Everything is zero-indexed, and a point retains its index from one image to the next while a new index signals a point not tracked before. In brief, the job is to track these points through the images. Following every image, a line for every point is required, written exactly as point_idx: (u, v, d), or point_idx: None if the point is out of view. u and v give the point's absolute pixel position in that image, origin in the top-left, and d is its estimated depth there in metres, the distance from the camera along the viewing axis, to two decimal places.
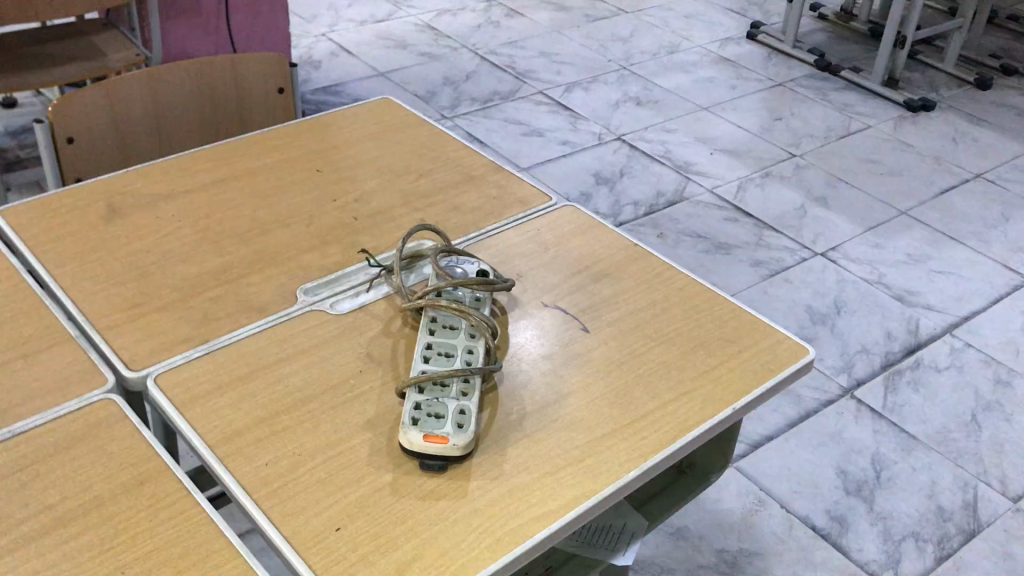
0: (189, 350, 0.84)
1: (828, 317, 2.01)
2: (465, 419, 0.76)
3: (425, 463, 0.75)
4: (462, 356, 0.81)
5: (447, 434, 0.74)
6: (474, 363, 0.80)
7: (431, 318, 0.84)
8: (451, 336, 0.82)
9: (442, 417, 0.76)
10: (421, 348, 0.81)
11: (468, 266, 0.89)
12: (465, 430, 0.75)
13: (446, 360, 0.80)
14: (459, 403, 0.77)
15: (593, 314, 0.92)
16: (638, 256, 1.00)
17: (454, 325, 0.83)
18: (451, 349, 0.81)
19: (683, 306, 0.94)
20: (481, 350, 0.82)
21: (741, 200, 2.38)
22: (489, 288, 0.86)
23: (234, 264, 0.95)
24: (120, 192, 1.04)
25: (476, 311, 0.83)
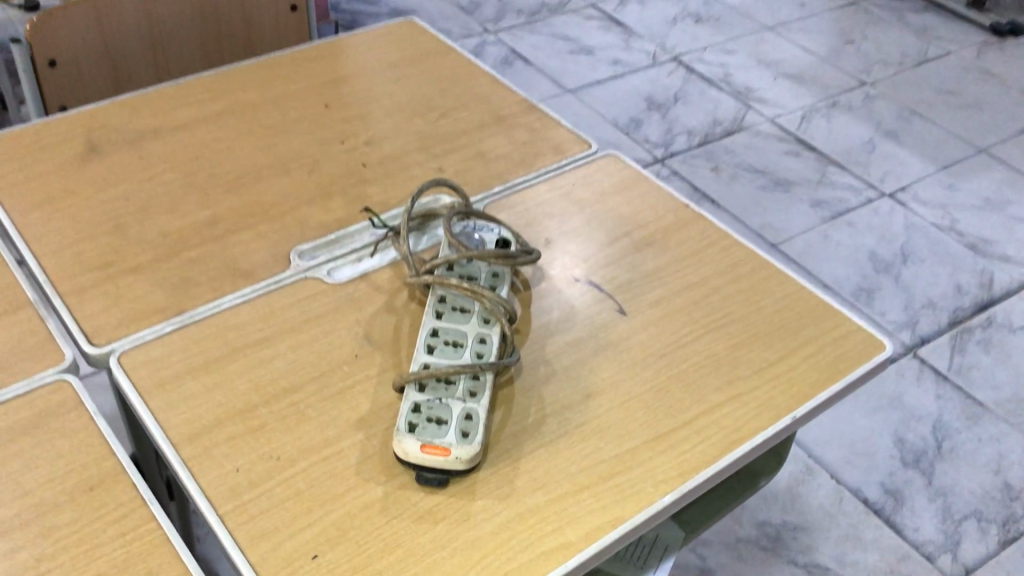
0: (160, 323, 0.73)
1: (892, 266, 1.85)
2: (472, 426, 0.64)
3: (423, 479, 0.63)
4: (473, 346, 0.69)
5: (449, 445, 0.63)
6: (487, 357, 0.68)
7: (440, 297, 0.72)
8: (462, 321, 0.70)
9: (445, 423, 0.64)
10: (426, 335, 0.69)
11: (488, 232, 0.77)
12: (471, 440, 0.63)
13: (453, 351, 0.68)
14: (465, 405, 0.65)
15: (631, 292, 0.79)
16: (688, 218, 0.87)
17: (465, 307, 0.71)
18: (460, 338, 0.69)
19: (738, 286, 0.80)
20: (496, 339, 0.69)
21: (804, 131, 2.20)
22: (510, 262, 0.73)
23: (221, 216, 0.83)
24: (102, 126, 0.92)
25: (491, 292, 0.70)
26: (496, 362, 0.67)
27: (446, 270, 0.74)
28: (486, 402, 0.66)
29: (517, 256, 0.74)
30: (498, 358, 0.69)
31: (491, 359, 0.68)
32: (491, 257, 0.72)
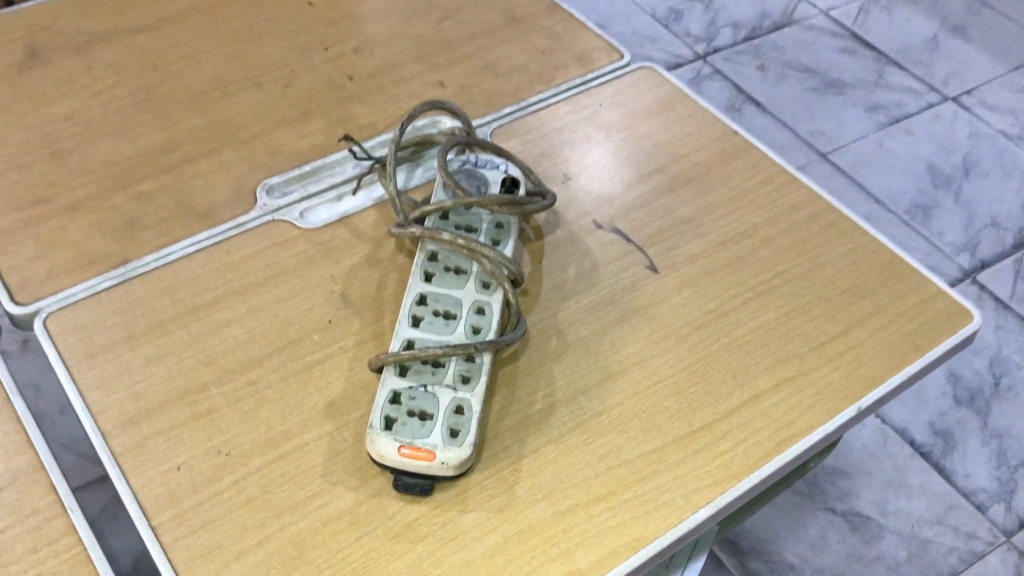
0: (96, 277, 0.61)
1: (953, 179, 1.68)
2: (462, 423, 0.52)
3: (403, 486, 0.52)
4: (468, 318, 0.56)
5: (433, 448, 0.51)
6: (485, 332, 0.55)
7: (430, 254, 0.59)
8: (456, 285, 0.57)
9: (430, 418, 0.52)
10: (411, 303, 0.57)
11: (492, 169, 0.63)
12: (461, 441, 0.51)
13: (444, 325, 0.56)
14: (456, 395, 0.53)
15: (664, 242, 0.65)
16: (735, 149, 0.72)
17: (460, 267, 0.58)
18: (453, 308, 0.56)
19: (793, 237, 0.66)
20: (497, 309, 0.57)
21: (861, 26, 2.00)
22: (517, 209, 0.60)
23: (178, 140, 0.70)
24: (46, 25, 0.79)
25: (492, 250, 0.57)
26: (495, 340, 0.54)
27: (440, 219, 0.60)
28: (481, 391, 0.54)
29: (526, 203, 0.61)
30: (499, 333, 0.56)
31: (490, 335, 0.55)
32: (494, 203, 0.59)
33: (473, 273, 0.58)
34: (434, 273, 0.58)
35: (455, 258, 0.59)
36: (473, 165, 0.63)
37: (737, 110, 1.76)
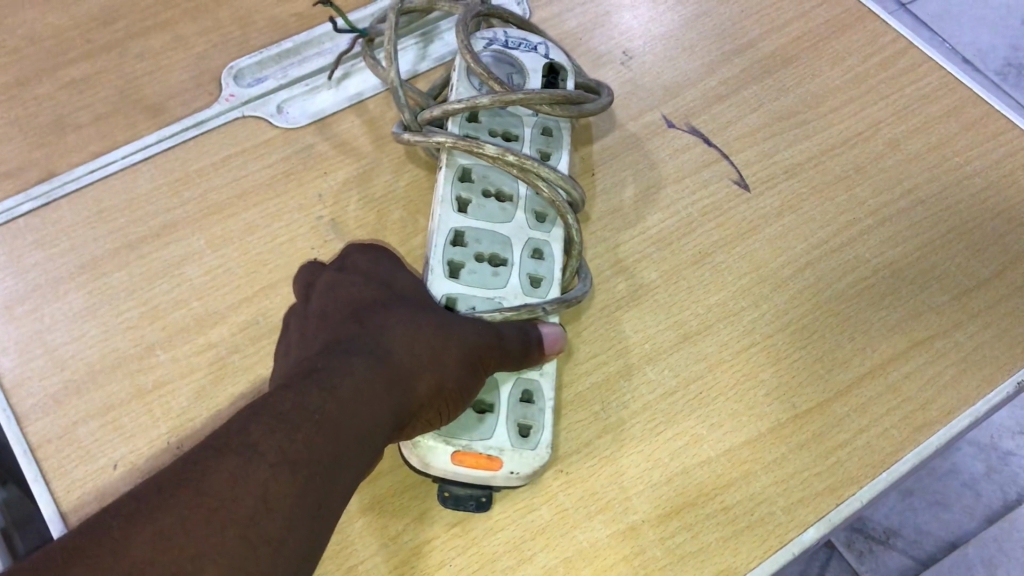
0: (12, 198, 0.46)
1: None
2: (533, 417, 0.39)
3: (454, 501, 0.38)
4: (522, 266, 0.42)
5: (502, 455, 0.38)
6: (546, 285, 0.42)
7: (462, 171, 0.44)
8: (502, 216, 0.43)
9: (491, 412, 0.39)
10: (442, 243, 0.42)
11: (529, 51, 0.47)
12: (534, 443, 0.38)
13: (489, 276, 0.42)
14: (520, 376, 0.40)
15: (757, 148, 0.50)
16: (846, 19, 0.55)
17: (503, 190, 0.44)
18: (500, 250, 0.42)
19: (927, 138, 0.50)
20: (558, 250, 0.43)
21: None
22: (571, 109, 0.44)
23: (123, 6, 0.54)
24: None
25: (552, 170, 0.42)
26: (563, 296, 0.41)
27: (467, 121, 0.45)
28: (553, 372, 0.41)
29: (583, 102, 0.45)
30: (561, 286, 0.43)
31: (553, 288, 0.42)
32: (542, 102, 0.43)
33: (521, 200, 0.44)
34: (470, 199, 0.43)
35: (496, 176, 0.44)
36: (503, 44, 0.47)
37: None
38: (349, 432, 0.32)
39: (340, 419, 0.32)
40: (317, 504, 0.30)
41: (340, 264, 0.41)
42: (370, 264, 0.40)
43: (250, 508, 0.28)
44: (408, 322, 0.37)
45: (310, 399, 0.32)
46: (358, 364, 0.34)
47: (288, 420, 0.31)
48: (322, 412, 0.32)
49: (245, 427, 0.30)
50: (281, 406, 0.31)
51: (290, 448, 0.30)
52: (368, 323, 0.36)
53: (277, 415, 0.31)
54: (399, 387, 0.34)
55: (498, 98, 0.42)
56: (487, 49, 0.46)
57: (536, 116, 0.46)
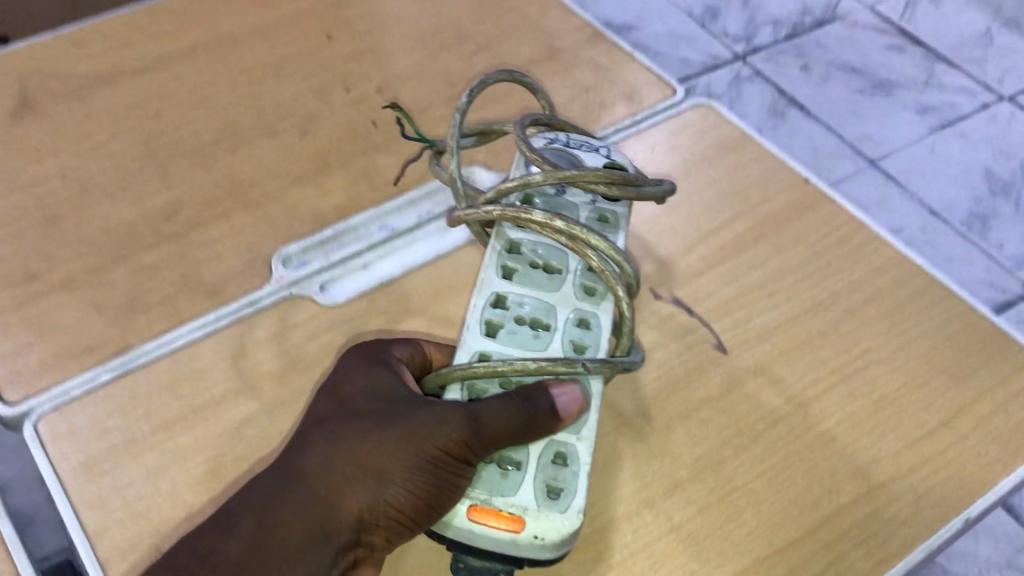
0: (91, 368, 0.54)
1: (1011, 187, 1.57)
2: (561, 482, 0.43)
3: (469, 572, 0.44)
4: (564, 331, 0.48)
5: (523, 515, 0.41)
6: (589, 351, 0.47)
7: (511, 244, 0.50)
8: (546, 287, 0.49)
9: (522, 476, 0.42)
10: (483, 305, 0.48)
11: (589, 150, 0.53)
12: (559, 506, 0.42)
13: (532, 339, 0.47)
14: (557, 439, 0.44)
15: (734, 317, 0.58)
16: (806, 201, 0.64)
17: (553, 264, 0.50)
18: (544, 316, 0.48)
19: (880, 306, 0.58)
20: (605, 321, 0.48)
21: (910, 20, 1.84)
22: (629, 191, 0.50)
23: (185, 201, 0.63)
24: (41, 72, 0.71)
25: (604, 240, 0.47)
26: (609, 359, 0.45)
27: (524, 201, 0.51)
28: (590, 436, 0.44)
29: (639, 186, 0.50)
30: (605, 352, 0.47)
31: (597, 355, 0.47)
32: (599, 181, 0.49)
33: (571, 274, 0.49)
34: (517, 269, 0.49)
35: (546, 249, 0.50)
36: (564, 143, 0.53)
37: (780, 115, 1.64)
38: (265, 561, 0.40)
39: (254, 555, 0.40)
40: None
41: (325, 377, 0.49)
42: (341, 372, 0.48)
43: None
44: (339, 441, 0.43)
45: (228, 539, 0.41)
46: (273, 496, 0.42)
47: (205, 565, 0.40)
48: (221, 555, 0.40)
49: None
50: (201, 554, 0.40)
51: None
52: (309, 442, 0.43)
53: (188, 567, 0.40)
54: (320, 506, 0.42)
55: (552, 173, 0.48)
56: (550, 147, 0.53)
57: (592, 206, 0.52)
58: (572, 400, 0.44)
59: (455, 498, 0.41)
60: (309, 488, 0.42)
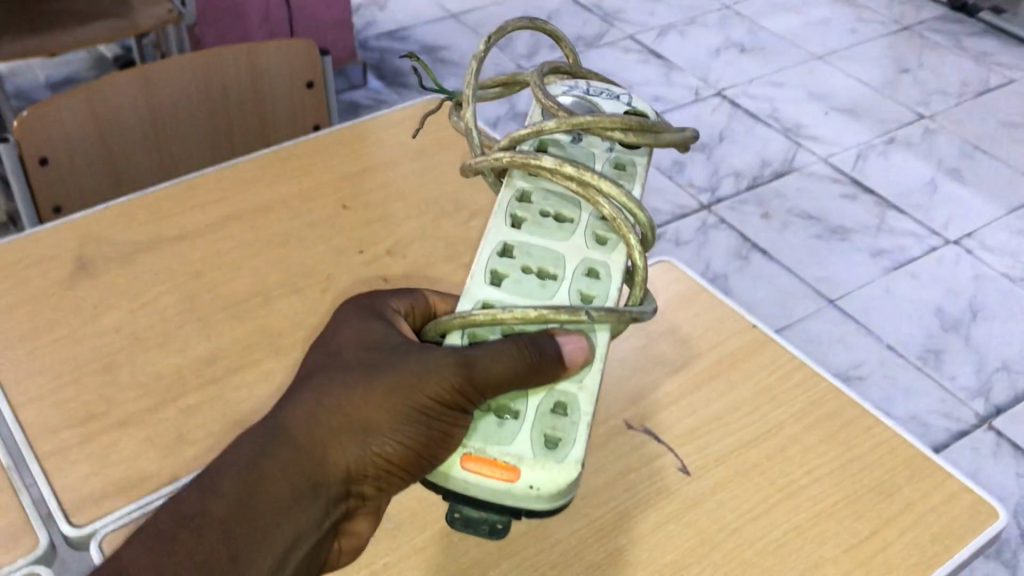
0: (148, 495, 0.63)
1: (960, 325, 1.68)
2: (558, 434, 0.50)
3: (464, 524, 0.50)
4: (573, 278, 0.54)
5: (519, 464, 0.48)
6: (597, 299, 0.53)
7: (522, 193, 0.56)
8: (555, 234, 0.55)
9: (522, 429, 0.50)
10: (492, 255, 0.54)
11: (609, 97, 0.57)
12: (554, 457, 0.48)
13: (541, 287, 0.53)
14: (561, 389, 0.51)
15: (695, 443, 0.68)
16: (755, 342, 0.75)
17: (564, 214, 0.56)
18: (551, 266, 0.54)
19: (819, 433, 0.69)
20: (614, 271, 0.54)
21: (861, 172, 2.01)
22: (646, 137, 0.54)
23: (223, 350, 0.73)
24: (95, 238, 0.82)
25: (615, 186, 0.52)
26: (615, 308, 0.51)
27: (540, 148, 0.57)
28: (590, 390, 0.52)
29: (657, 130, 0.54)
30: (613, 299, 0.53)
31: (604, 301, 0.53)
32: (616, 127, 0.54)
33: (581, 224, 0.55)
34: (526, 218, 0.55)
35: (556, 200, 0.56)
36: (584, 90, 0.58)
37: (744, 258, 1.78)
38: (260, 510, 0.48)
39: (255, 500, 0.48)
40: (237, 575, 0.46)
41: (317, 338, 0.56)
42: (331, 337, 0.55)
43: None
44: (332, 397, 0.50)
45: (233, 487, 0.48)
46: (261, 453, 0.49)
47: (211, 507, 0.47)
48: (227, 499, 0.47)
49: (181, 522, 0.47)
50: (207, 501, 0.47)
51: (196, 545, 0.46)
52: (303, 398, 0.51)
53: (183, 521, 0.47)
54: (310, 462, 0.49)
55: (564, 120, 0.53)
56: (569, 96, 0.57)
57: (610, 154, 0.57)
58: (580, 349, 0.51)
59: (450, 450, 0.49)
60: (296, 444, 0.49)
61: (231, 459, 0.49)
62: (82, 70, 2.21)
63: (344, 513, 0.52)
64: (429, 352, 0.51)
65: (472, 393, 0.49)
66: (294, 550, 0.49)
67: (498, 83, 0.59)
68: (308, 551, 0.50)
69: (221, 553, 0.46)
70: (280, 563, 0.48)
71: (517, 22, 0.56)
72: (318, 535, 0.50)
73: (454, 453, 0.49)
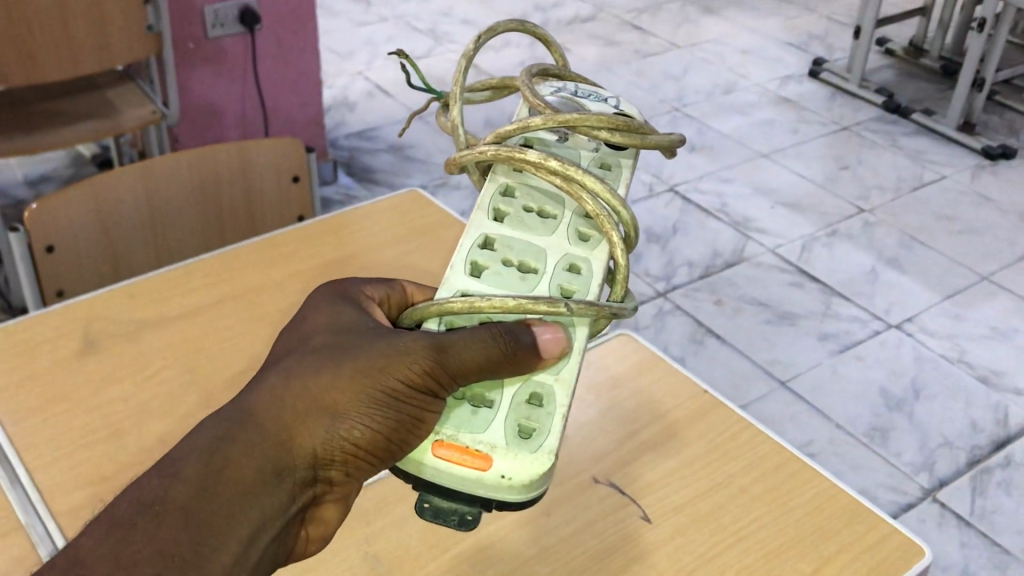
0: None
1: (904, 402, 1.77)
2: (531, 427, 0.54)
3: (434, 513, 0.53)
4: (554, 273, 0.57)
5: (491, 452, 0.52)
6: (577, 293, 0.57)
7: (505, 189, 0.61)
8: (536, 231, 0.59)
9: (496, 422, 0.54)
10: (473, 247, 0.59)
11: (597, 100, 0.61)
12: (524, 447, 0.52)
13: (524, 279, 0.57)
14: (538, 381, 0.56)
15: (654, 495, 0.75)
16: (707, 406, 0.84)
17: (548, 211, 0.60)
18: (534, 260, 0.58)
19: (766, 484, 0.76)
20: (594, 266, 0.58)
21: (807, 261, 2.13)
22: (634, 138, 0.58)
23: None
24: (100, 318, 0.89)
25: (598, 182, 0.56)
26: (596, 302, 0.54)
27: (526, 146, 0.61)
28: (566, 382, 0.56)
29: (644, 133, 0.59)
30: (593, 293, 0.57)
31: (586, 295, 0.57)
32: (604, 126, 0.58)
33: (565, 221, 0.60)
34: (509, 213, 0.60)
35: (538, 198, 0.60)
36: (572, 92, 0.62)
37: (699, 342, 1.88)
38: (225, 492, 0.49)
39: (222, 480, 0.50)
40: (203, 559, 0.47)
41: (283, 339, 0.59)
42: (297, 337, 0.59)
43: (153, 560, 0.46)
44: (299, 387, 0.54)
45: (202, 468, 0.49)
46: (225, 438, 0.51)
47: (178, 487, 0.48)
48: (193, 479, 0.49)
49: (147, 500, 0.48)
50: (173, 482, 0.49)
51: (158, 531, 0.47)
52: (270, 386, 0.54)
53: (144, 506, 0.47)
54: (274, 446, 0.52)
55: (551, 116, 0.57)
56: (558, 97, 0.61)
57: (596, 154, 0.61)
58: (557, 340, 0.55)
59: (422, 437, 0.53)
60: (259, 429, 0.52)
61: (198, 445, 0.51)
62: (61, 168, 2.29)
63: (309, 501, 0.54)
64: (394, 339, 0.56)
65: (442, 376, 0.53)
66: (260, 536, 0.50)
67: (489, 86, 0.63)
68: (272, 538, 0.51)
69: (185, 538, 0.47)
70: (246, 549, 0.49)
71: (509, 24, 0.61)
72: (283, 520, 0.52)
73: (427, 438, 0.53)
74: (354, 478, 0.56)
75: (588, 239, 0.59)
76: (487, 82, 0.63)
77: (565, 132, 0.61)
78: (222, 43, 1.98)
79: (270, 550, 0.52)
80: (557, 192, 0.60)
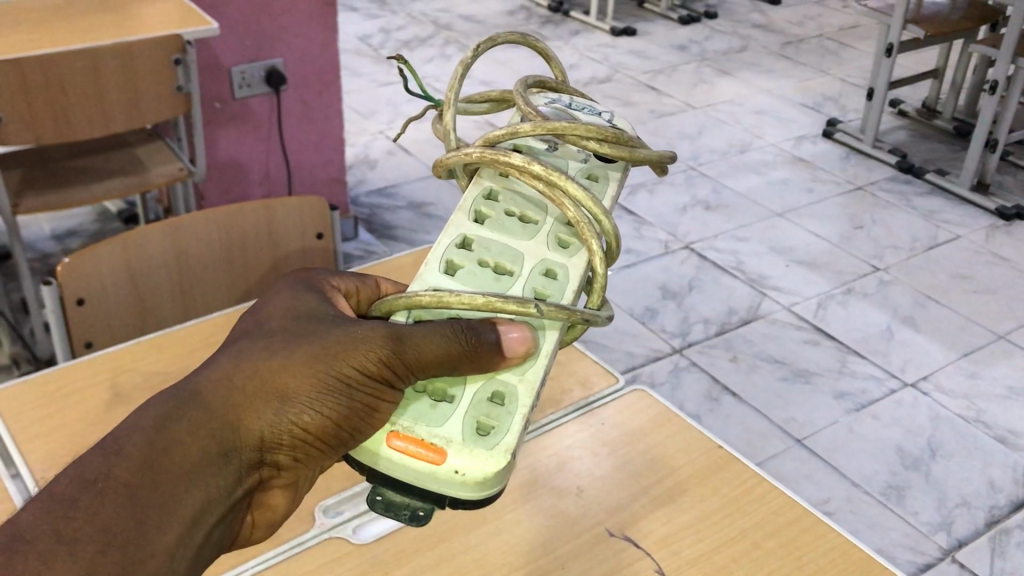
0: None
1: (921, 462, 1.77)
2: (489, 424, 0.55)
3: (385, 507, 0.54)
4: (529, 276, 0.59)
5: (446, 447, 0.53)
6: (552, 298, 0.59)
7: (488, 193, 0.63)
8: (516, 234, 0.62)
9: (456, 416, 0.55)
10: (451, 246, 0.61)
11: (590, 113, 0.65)
12: (482, 443, 0.53)
13: (499, 280, 0.59)
14: (502, 380, 0.57)
15: (669, 548, 0.76)
16: (721, 461, 0.85)
17: (531, 218, 0.63)
18: (511, 264, 0.60)
19: (779, 540, 0.77)
20: (571, 273, 0.60)
21: (822, 319, 2.14)
22: (621, 149, 0.61)
23: None
24: (127, 370, 0.91)
25: (579, 190, 0.58)
26: (567, 307, 0.55)
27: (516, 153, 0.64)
28: (530, 381, 0.57)
29: (633, 144, 0.61)
30: (568, 298, 0.59)
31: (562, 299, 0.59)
32: (592, 136, 0.60)
33: (546, 228, 0.62)
34: (491, 216, 0.63)
35: (520, 203, 0.63)
36: (567, 105, 0.65)
37: (715, 400, 1.88)
38: (170, 471, 0.51)
39: (169, 458, 0.51)
40: (146, 537, 0.49)
41: (244, 323, 0.62)
42: (256, 321, 0.62)
43: (97, 532, 0.47)
44: (251, 369, 0.56)
45: (150, 445, 0.51)
46: (174, 415, 0.53)
47: (122, 462, 0.50)
48: (141, 453, 0.51)
49: (90, 474, 0.49)
50: (119, 457, 0.50)
51: (99, 507, 0.48)
52: (224, 367, 0.56)
53: (87, 483, 0.49)
54: (221, 427, 0.54)
55: (541, 123, 0.59)
56: (553, 108, 0.64)
57: (585, 164, 0.64)
58: (522, 339, 0.57)
59: (376, 427, 0.55)
60: (206, 409, 0.54)
61: (147, 422, 0.52)
62: (88, 223, 2.33)
63: (256, 483, 0.57)
64: (352, 328, 0.59)
65: (397, 366, 0.56)
66: (205, 516, 0.52)
67: (489, 97, 0.67)
68: (217, 517, 0.54)
69: (128, 516, 0.49)
70: (191, 528, 0.51)
71: (510, 36, 0.64)
72: (228, 501, 0.54)
73: (382, 429, 0.55)
74: (301, 463, 0.58)
75: (568, 247, 0.61)
76: (488, 94, 0.67)
77: (556, 141, 0.64)
78: (249, 103, 2.04)
79: (215, 529, 0.54)
80: (539, 199, 0.63)
